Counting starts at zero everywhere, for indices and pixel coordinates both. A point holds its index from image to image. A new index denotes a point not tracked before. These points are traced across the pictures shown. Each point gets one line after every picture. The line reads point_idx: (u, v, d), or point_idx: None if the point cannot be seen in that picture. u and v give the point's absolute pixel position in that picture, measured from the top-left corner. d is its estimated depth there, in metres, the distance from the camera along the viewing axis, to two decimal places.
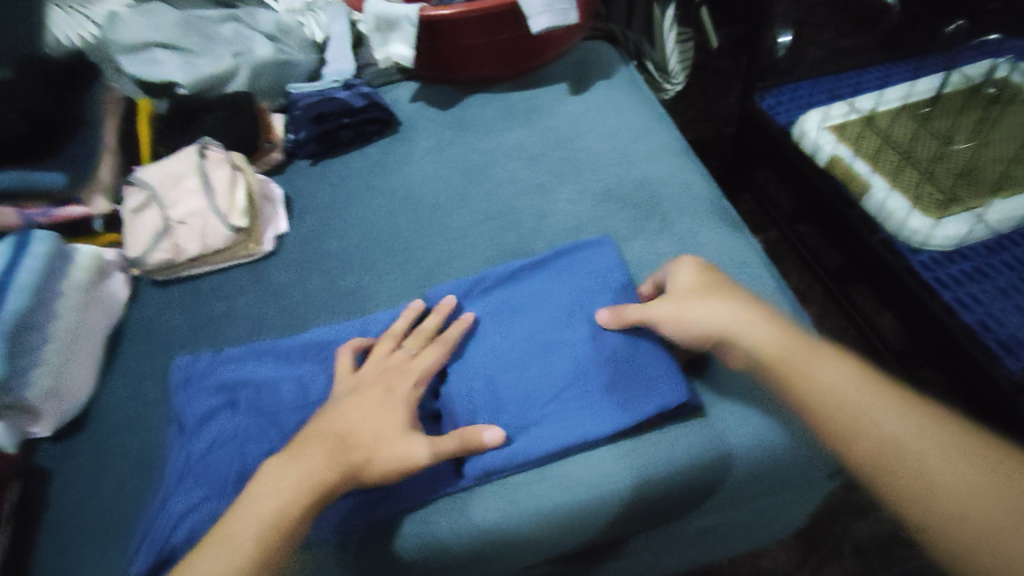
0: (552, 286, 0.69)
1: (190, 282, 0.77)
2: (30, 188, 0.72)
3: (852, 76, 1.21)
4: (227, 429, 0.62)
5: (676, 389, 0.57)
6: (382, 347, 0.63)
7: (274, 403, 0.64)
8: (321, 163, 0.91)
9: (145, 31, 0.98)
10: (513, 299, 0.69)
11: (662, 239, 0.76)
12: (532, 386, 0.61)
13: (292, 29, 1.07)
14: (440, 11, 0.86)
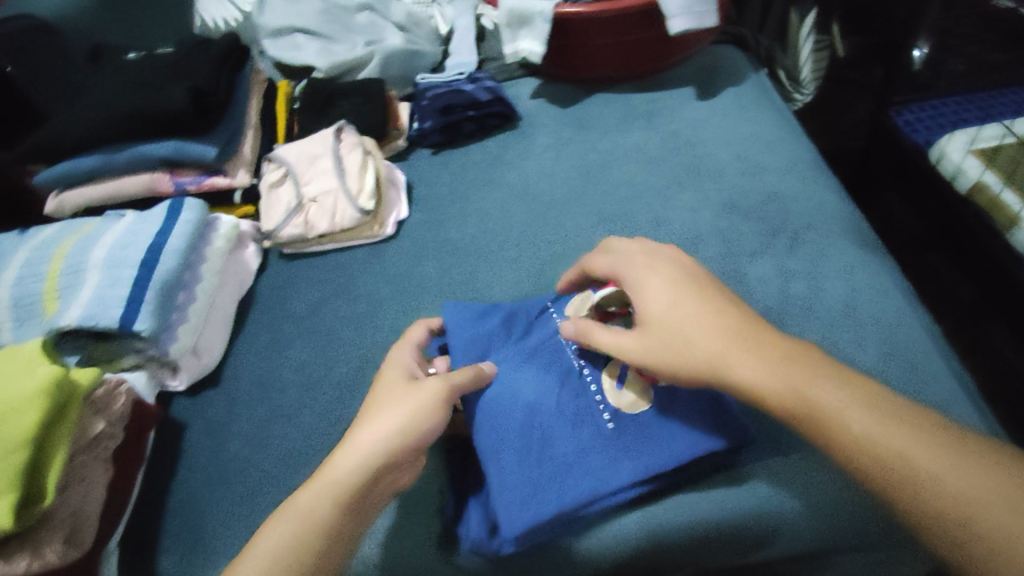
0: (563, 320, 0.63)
1: (315, 257, 0.80)
2: (185, 157, 0.77)
3: (1008, 96, 1.10)
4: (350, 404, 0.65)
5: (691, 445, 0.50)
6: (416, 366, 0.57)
7: None
8: (442, 152, 0.93)
9: (289, 17, 1.04)
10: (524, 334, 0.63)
11: (794, 257, 0.71)
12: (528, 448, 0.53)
13: (422, 21, 1.10)
14: (574, 9, 0.85)
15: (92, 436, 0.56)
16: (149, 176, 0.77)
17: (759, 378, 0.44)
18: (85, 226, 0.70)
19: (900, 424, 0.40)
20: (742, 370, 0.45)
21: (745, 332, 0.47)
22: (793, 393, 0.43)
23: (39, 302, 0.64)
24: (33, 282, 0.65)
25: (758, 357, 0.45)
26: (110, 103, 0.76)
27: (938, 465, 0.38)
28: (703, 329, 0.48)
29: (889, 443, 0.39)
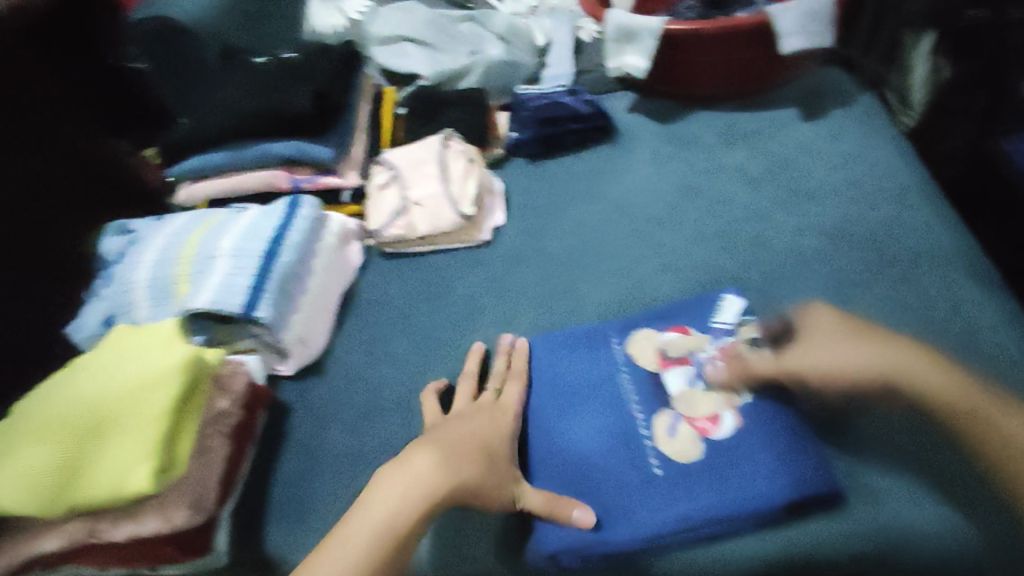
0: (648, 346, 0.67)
1: (414, 258, 0.83)
2: (303, 158, 0.82)
3: None
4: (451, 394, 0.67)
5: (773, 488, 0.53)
6: (461, 396, 0.65)
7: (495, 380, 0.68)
8: (539, 163, 0.94)
9: (398, 27, 1.08)
10: (614, 356, 0.67)
11: (908, 289, 0.68)
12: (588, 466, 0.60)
13: (522, 33, 1.12)
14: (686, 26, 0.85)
15: (217, 411, 0.60)
16: (269, 173, 0.83)
17: (950, 396, 0.54)
18: (215, 216, 0.76)
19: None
20: (921, 380, 0.55)
21: (965, 382, 0.54)
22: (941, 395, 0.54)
23: (174, 283, 0.70)
24: (170, 265, 0.71)
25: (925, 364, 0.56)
26: (242, 103, 0.83)
27: None
28: (875, 361, 0.56)
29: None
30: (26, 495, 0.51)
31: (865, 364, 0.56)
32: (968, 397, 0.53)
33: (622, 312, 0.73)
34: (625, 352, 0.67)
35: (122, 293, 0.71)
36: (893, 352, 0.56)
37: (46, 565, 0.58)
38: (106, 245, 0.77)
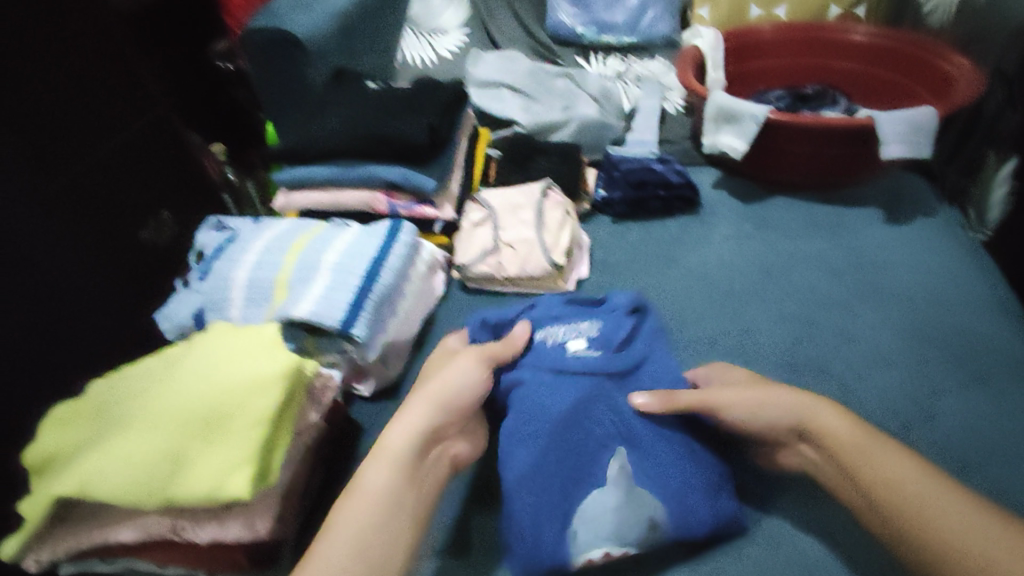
0: (655, 358, 0.66)
1: (498, 297, 0.85)
2: (405, 185, 0.83)
3: None
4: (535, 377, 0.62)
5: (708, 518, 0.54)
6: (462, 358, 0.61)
7: (545, 358, 0.65)
8: (623, 223, 0.96)
9: (499, 74, 1.12)
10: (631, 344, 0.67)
11: (994, 404, 0.67)
12: (558, 451, 0.56)
13: (612, 97, 1.17)
14: (788, 116, 0.87)
15: (302, 424, 0.60)
16: (370, 194, 0.85)
17: (897, 472, 0.48)
18: (314, 229, 0.78)
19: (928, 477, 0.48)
20: (878, 462, 0.49)
21: (909, 459, 0.49)
22: (899, 480, 0.48)
23: (271, 288, 0.71)
24: (270, 270, 0.72)
25: (875, 445, 0.51)
26: (354, 124, 0.84)
27: (908, 475, 0.48)
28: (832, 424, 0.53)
29: (911, 488, 0.47)
30: (126, 483, 0.51)
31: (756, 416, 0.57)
32: (894, 465, 0.49)
33: None
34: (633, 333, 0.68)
35: (218, 289, 0.72)
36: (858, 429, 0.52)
37: (116, 551, 0.57)
38: (202, 239, 0.81)
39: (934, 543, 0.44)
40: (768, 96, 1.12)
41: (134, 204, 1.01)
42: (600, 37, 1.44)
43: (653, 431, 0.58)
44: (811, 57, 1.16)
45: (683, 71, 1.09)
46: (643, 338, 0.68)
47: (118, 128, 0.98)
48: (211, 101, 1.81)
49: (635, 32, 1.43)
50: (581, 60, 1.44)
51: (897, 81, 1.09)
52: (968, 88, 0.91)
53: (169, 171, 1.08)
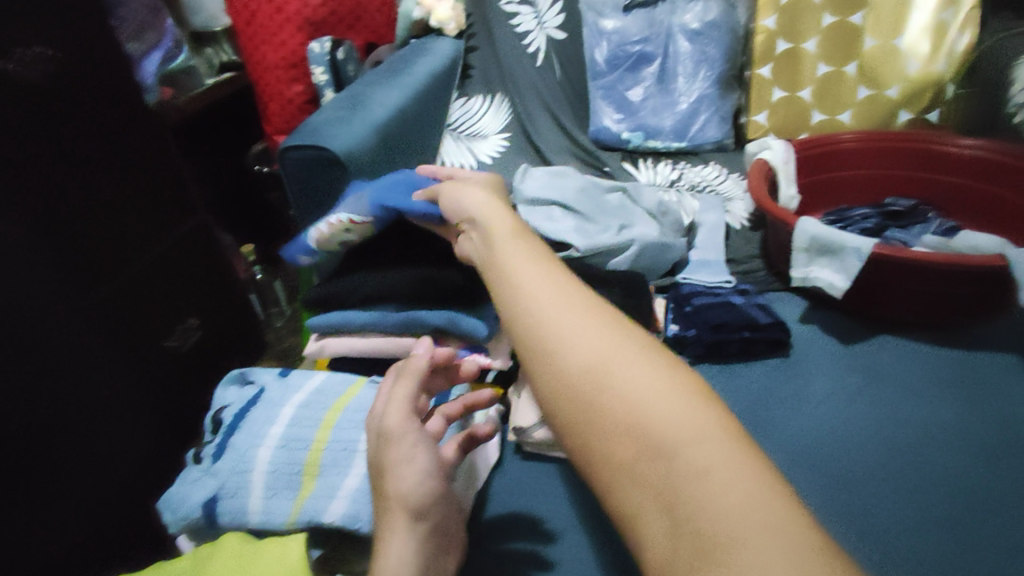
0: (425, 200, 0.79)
1: (561, 465, 0.73)
2: (454, 333, 0.71)
3: None
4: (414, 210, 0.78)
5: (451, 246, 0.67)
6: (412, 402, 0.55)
7: None
8: (700, 365, 0.83)
9: (550, 190, 1.04)
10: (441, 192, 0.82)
11: None
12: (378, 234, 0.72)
13: (670, 211, 1.08)
14: (902, 253, 0.76)
15: None
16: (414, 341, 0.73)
17: (660, 412, 0.37)
18: (351, 389, 0.67)
19: (699, 416, 0.37)
20: (583, 354, 0.41)
21: (649, 360, 0.40)
22: (612, 398, 0.39)
23: (299, 476, 0.60)
24: (299, 450, 0.61)
25: (638, 365, 0.40)
26: None
27: (663, 406, 0.37)
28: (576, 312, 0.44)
29: (656, 417, 0.37)
30: None
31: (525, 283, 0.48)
32: (634, 373, 0.39)
33: None
34: None
35: (234, 471, 0.61)
36: (613, 334, 0.42)
37: None
38: (223, 397, 0.71)
39: (661, 454, 0.35)
40: (852, 215, 1.01)
41: (163, 315, 1.05)
42: (646, 143, 1.37)
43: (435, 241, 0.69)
44: (895, 168, 1.08)
45: (754, 183, 0.99)
46: None
47: (152, 239, 1.02)
48: (245, 204, 1.78)
49: (683, 137, 1.35)
50: (629, 165, 1.37)
51: (1002, 200, 0.99)
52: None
53: (197, 279, 1.13)
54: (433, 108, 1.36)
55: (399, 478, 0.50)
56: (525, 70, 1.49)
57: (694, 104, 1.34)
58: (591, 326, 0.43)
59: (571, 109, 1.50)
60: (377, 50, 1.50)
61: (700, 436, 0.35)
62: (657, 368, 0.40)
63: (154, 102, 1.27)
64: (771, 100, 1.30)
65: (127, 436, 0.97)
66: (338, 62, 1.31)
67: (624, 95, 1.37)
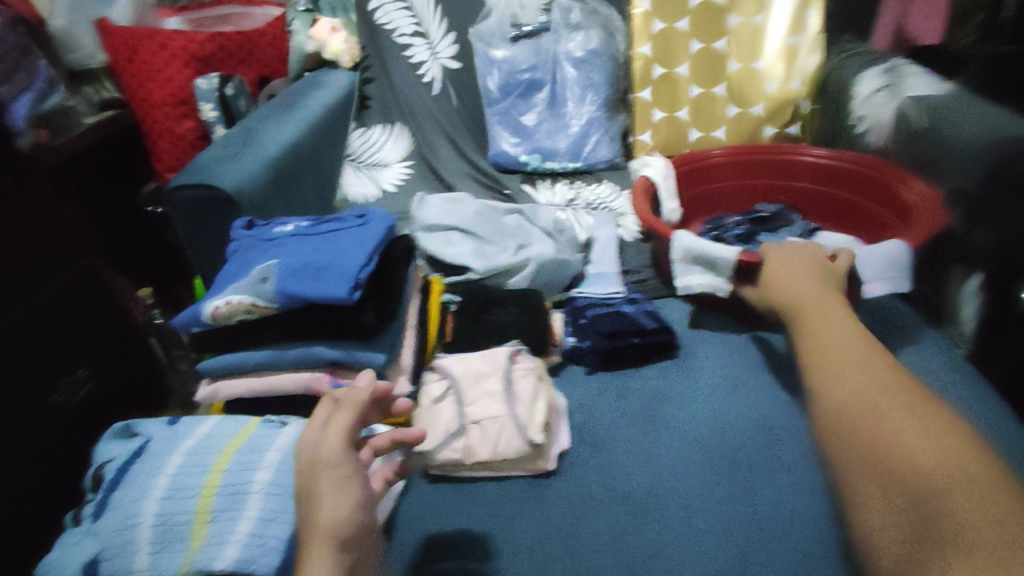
0: (310, 243, 0.79)
1: (463, 483, 0.74)
2: (350, 363, 0.72)
3: None
4: (297, 249, 0.77)
5: (346, 289, 0.68)
6: (341, 433, 0.55)
7: (335, 230, 0.83)
8: (597, 373, 0.87)
9: (447, 216, 1.07)
10: (324, 233, 0.82)
11: None
12: (265, 280, 0.70)
13: (566, 229, 1.13)
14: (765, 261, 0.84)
15: None
16: (310, 375, 0.73)
17: (902, 434, 0.46)
18: (243, 430, 0.65)
19: (939, 434, 0.45)
20: (838, 390, 0.52)
21: (899, 396, 0.50)
22: (877, 436, 0.47)
23: (189, 525, 0.57)
24: (187, 500, 0.59)
25: (897, 409, 0.48)
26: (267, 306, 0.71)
27: (912, 436, 0.46)
28: (862, 376, 0.52)
29: (898, 443, 0.46)
30: None
31: (825, 344, 0.57)
32: (914, 430, 0.46)
33: None
34: (385, 223, 0.86)
35: (119, 529, 0.58)
36: (903, 394, 0.50)
37: None
38: (106, 452, 0.67)
39: (900, 471, 0.44)
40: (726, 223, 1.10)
41: (44, 370, 0.97)
42: (544, 165, 1.43)
43: (330, 283, 0.69)
44: (764, 178, 1.20)
45: (638, 202, 1.06)
46: (354, 227, 0.84)
47: (28, 289, 0.95)
48: (139, 246, 1.69)
49: (577, 158, 1.42)
50: (529, 187, 1.43)
51: (854, 204, 1.13)
52: (940, 217, 0.95)
53: (82, 330, 1.05)
54: (330, 142, 1.36)
55: (324, 507, 0.49)
56: (421, 99, 1.53)
57: (585, 126, 1.41)
58: (876, 384, 0.51)
59: (470, 135, 1.53)
60: (272, 85, 1.46)
61: (941, 452, 0.44)
62: (921, 412, 0.48)
63: (24, 143, 1.18)
64: (652, 120, 1.38)
65: (5, 503, 0.90)
66: (227, 99, 1.29)
67: (519, 121, 1.44)
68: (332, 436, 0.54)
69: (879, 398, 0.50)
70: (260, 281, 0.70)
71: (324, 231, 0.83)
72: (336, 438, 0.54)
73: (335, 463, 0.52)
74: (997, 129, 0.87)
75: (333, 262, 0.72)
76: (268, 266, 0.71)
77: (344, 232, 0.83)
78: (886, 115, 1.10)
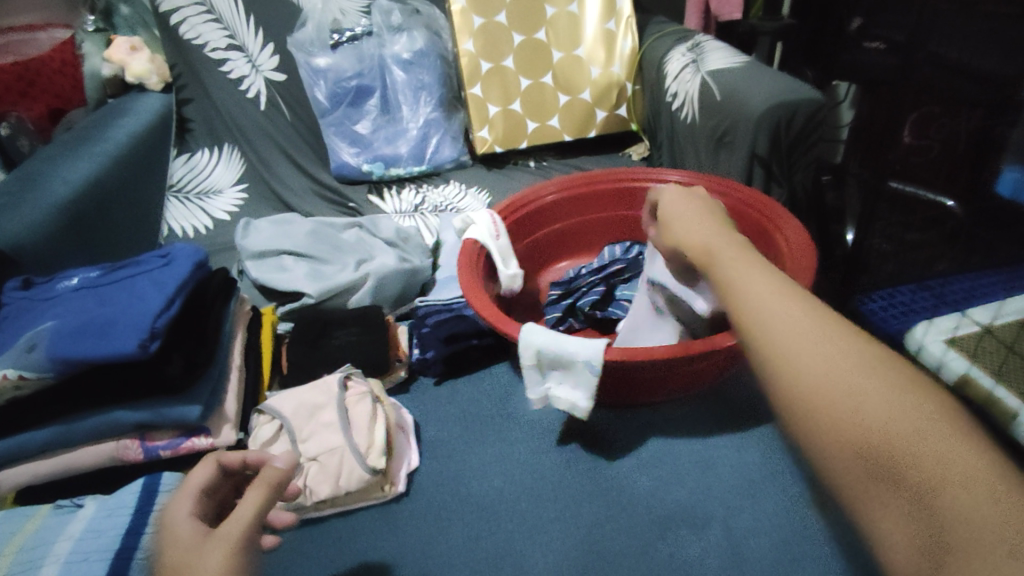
0: (95, 293, 0.69)
1: (310, 524, 0.71)
2: (161, 422, 0.65)
3: (961, 281, 0.99)
4: (78, 305, 0.68)
5: (133, 345, 0.61)
6: (247, 506, 0.48)
7: (129, 271, 0.73)
8: (446, 382, 0.88)
9: (276, 240, 1.00)
10: (115, 276, 0.72)
11: None
12: (33, 352, 0.61)
13: (412, 237, 1.08)
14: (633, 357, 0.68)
15: None
16: (115, 444, 0.66)
17: (835, 378, 0.32)
18: (31, 523, 0.57)
19: (901, 382, 0.31)
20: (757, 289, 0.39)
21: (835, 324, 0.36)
22: (819, 383, 0.32)
23: None
24: None
25: (829, 349, 0.34)
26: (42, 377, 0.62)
27: (858, 387, 0.31)
28: (773, 293, 0.38)
29: (839, 386, 0.32)
30: None
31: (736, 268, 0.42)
32: (848, 365, 0.32)
33: (578, 572, 0.65)
34: (191, 253, 0.77)
35: None
36: (830, 324, 0.35)
37: None
38: None
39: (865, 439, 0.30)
40: (579, 283, 0.98)
41: None
42: (388, 172, 1.39)
43: (112, 344, 0.61)
44: (633, 209, 1.04)
45: (477, 279, 0.83)
46: (151, 264, 0.74)
47: None
48: None
49: (421, 160, 1.40)
50: (375, 198, 1.38)
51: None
52: (806, 257, 0.79)
53: None
54: (140, 172, 1.22)
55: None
56: (247, 114, 1.41)
57: (424, 129, 1.39)
58: (803, 314, 0.36)
59: (307, 148, 1.45)
60: (68, 115, 1.29)
61: (898, 401, 0.30)
62: (844, 346, 0.34)
63: None
64: (488, 115, 1.38)
65: None
66: (4, 142, 1.15)
67: (355, 129, 1.38)
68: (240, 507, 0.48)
69: (782, 327, 0.36)
70: (27, 352, 0.61)
71: (116, 274, 0.73)
72: (248, 507, 0.48)
73: (220, 531, 0.46)
74: (782, 95, 0.96)
75: (116, 318, 0.63)
76: (37, 334, 0.62)
77: (140, 271, 0.73)
78: (692, 90, 1.16)
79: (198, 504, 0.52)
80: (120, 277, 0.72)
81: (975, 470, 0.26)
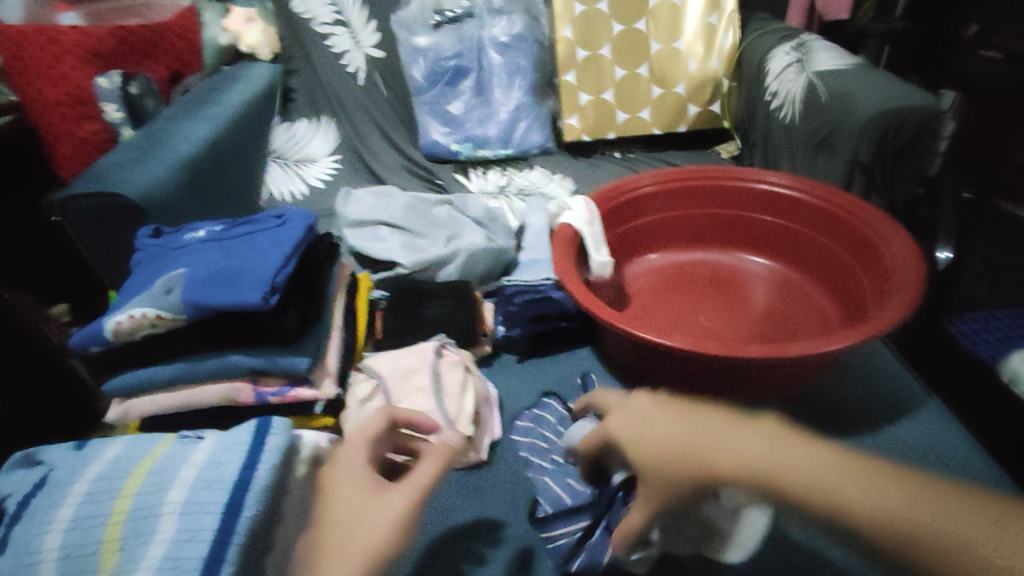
0: (219, 245, 0.75)
1: None
2: (272, 369, 0.70)
3: None
4: (205, 254, 0.73)
5: (256, 297, 0.66)
6: (430, 466, 0.54)
7: (248, 227, 0.78)
8: (528, 360, 0.90)
9: (374, 211, 1.05)
10: (236, 231, 0.78)
11: None
12: (168, 294, 0.67)
13: (499, 218, 1.09)
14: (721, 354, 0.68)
15: None
16: (230, 385, 0.71)
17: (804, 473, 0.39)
18: (160, 449, 0.63)
19: (848, 455, 0.39)
20: (726, 450, 0.42)
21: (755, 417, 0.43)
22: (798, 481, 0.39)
23: (97, 553, 0.55)
24: (95, 529, 0.56)
25: (784, 444, 0.41)
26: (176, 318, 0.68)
27: (816, 468, 0.39)
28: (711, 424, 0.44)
29: (805, 475, 0.39)
30: None
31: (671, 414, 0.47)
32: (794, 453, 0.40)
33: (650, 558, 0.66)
34: (302, 215, 0.82)
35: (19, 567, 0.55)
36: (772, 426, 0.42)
37: None
38: (4, 486, 0.64)
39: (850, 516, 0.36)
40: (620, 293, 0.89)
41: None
42: (475, 153, 1.42)
43: (236, 294, 0.66)
44: (730, 208, 1.03)
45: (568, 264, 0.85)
46: (268, 222, 0.79)
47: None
48: None
49: (508, 144, 1.42)
50: (461, 176, 1.41)
51: (831, 250, 0.94)
52: (907, 270, 0.76)
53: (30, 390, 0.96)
54: (250, 136, 1.30)
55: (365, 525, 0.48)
56: (348, 90, 1.48)
57: (513, 113, 1.41)
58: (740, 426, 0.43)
59: (400, 126, 1.50)
60: (185, 81, 1.33)
61: (855, 473, 0.38)
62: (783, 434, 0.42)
63: None
64: (579, 103, 1.38)
65: None
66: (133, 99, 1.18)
67: (447, 109, 1.42)
68: (424, 467, 0.53)
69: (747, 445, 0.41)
70: (164, 294, 0.67)
71: (236, 229, 0.78)
72: (427, 469, 0.53)
73: (399, 487, 0.52)
74: (893, 102, 0.93)
75: (240, 270, 0.68)
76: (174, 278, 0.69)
77: (259, 228, 0.78)
78: (796, 90, 1.13)
79: (369, 450, 0.58)
80: (240, 233, 0.78)
81: (917, 506, 0.35)
